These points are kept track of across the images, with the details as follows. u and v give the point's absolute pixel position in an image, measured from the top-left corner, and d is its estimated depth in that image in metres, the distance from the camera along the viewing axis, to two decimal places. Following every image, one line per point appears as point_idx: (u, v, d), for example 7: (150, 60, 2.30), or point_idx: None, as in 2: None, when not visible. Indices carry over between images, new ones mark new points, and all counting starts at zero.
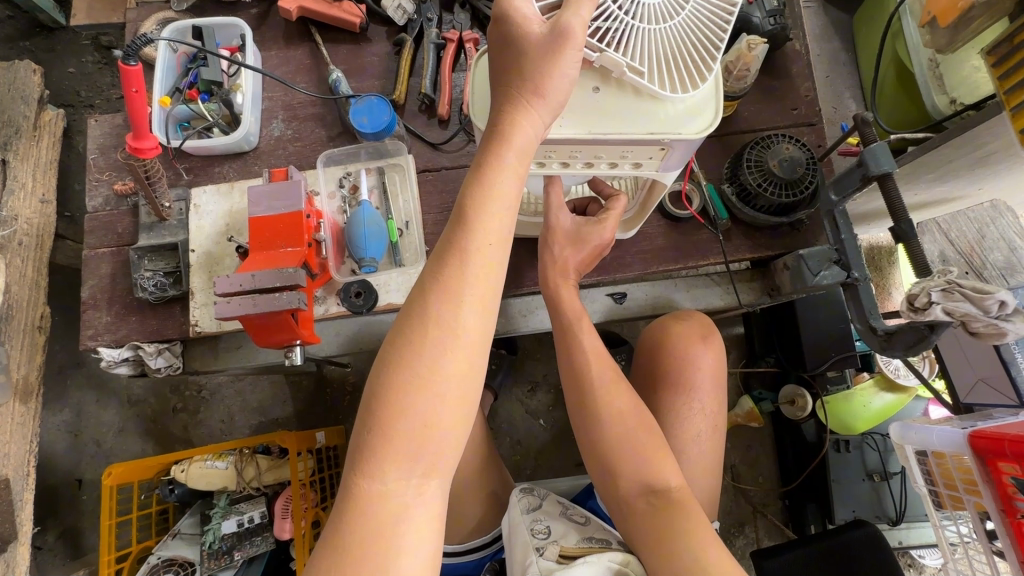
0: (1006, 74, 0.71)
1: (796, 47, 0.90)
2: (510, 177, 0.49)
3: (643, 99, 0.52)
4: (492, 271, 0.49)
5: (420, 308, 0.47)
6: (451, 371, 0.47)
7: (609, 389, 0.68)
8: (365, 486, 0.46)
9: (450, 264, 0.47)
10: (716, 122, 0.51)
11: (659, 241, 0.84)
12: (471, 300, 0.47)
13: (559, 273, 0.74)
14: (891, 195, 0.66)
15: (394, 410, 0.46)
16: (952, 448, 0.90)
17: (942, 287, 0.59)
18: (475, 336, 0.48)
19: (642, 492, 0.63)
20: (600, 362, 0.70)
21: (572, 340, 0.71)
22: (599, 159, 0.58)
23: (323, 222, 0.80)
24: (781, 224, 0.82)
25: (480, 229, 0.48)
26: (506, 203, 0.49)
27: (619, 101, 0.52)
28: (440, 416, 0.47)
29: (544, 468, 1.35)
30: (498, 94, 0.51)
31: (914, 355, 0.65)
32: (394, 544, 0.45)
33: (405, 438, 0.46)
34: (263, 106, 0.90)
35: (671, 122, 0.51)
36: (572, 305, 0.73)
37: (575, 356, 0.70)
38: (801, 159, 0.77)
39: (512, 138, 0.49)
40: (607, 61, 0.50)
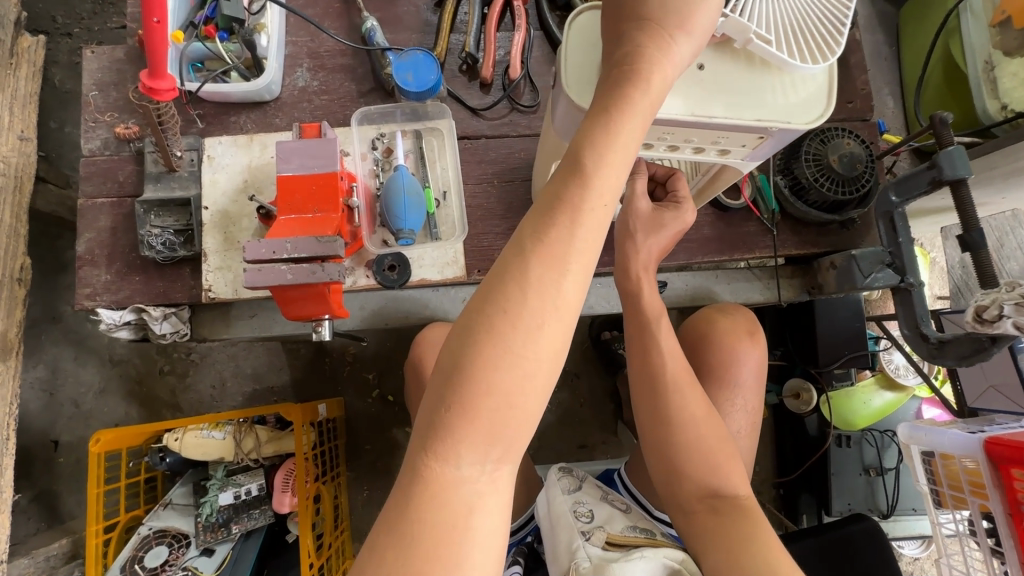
0: None
1: (856, 36, 0.87)
2: (637, 130, 0.43)
3: (757, 71, 0.48)
4: (599, 241, 0.43)
5: (522, 272, 0.41)
6: (549, 349, 0.42)
7: (684, 387, 0.65)
8: (437, 469, 0.43)
9: (562, 224, 0.42)
10: (828, 109, 0.47)
11: (706, 231, 0.81)
12: (579, 270, 0.42)
13: (643, 266, 0.69)
14: (963, 200, 0.64)
15: (482, 387, 0.42)
16: (962, 452, 0.93)
17: (1015, 301, 0.57)
18: (575, 308, 0.43)
19: (702, 496, 0.64)
20: (678, 364, 0.67)
21: (650, 339, 0.67)
22: (686, 143, 0.53)
23: (356, 186, 0.73)
24: (831, 222, 0.80)
25: (598, 186, 0.42)
26: (625, 162, 0.43)
27: (726, 78, 0.48)
28: (527, 397, 0.43)
29: (546, 450, 1.34)
30: (629, 25, 0.44)
31: (966, 365, 0.65)
32: (466, 539, 0.42)
33: (487, 419, 0.42)
34: (287, 51, 0.81)
35: (784, 106, 0.47)
36: (652, 300, 0.68)
37: (652, 350, 0.67)
38: (860, 156, 0.76)
39: (649, 83, 0.42)
40: (732, 27, 0.45)
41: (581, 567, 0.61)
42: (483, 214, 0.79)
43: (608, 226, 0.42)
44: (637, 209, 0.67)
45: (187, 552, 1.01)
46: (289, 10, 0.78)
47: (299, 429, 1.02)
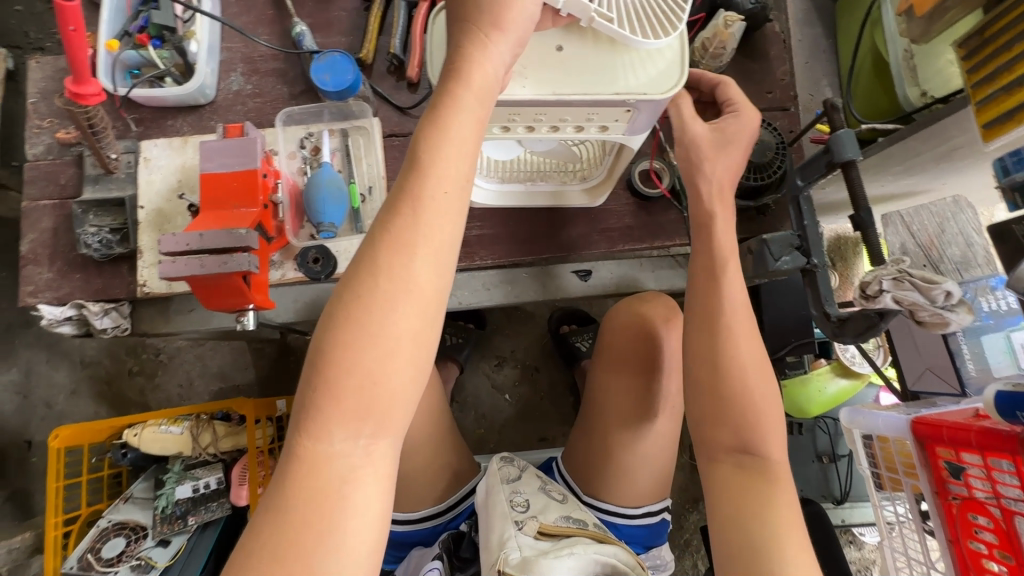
0: (975, 66, 0.73)
1: (775, 29, 0.89)
2: (471, 126, 0.47)
3: (604, 48, 0.50)
4: (447, 227, 0.46)
5: (369, 259, 0.46)
6: (404, 328, 0.45)
7: (738, 334, 0.60)
8: (310, 448, 0.45)
9: (406, 213, 0.46)
10: (681, 81, 0.50)
11: (627, 220, 0.84)
12: (427, 253, 0.46)
13: (719, 195, 0.67)
14: (854, 182, 0.67)
15: (344, 370, 0.45)
16: (895, 433, 0.93)
17: (893, 276, 0.60)
18: (429, 287, 0.46)
19: (731, 448, 0.58)
20: (740, 310, 0.62)
21: (718, 280, 0.63)
22: (564, 122, 0.56)
23: (280, 183, 0.77)
24: (747, 208, 0.82)
25: (436, 178, 0.46)
26: (468, 156, 0.47)
27: (582, 58, 0.50)
28: (389, 375, 0.45)
29: (506, 443, 1.36)
30: (456, 30, 0.48)
31: (865, 341, 0.67)
32: (339, 507, 0.44)
33: (353, 397, 0.45)
34: (221, 57, 0.85)
35: (642, 82, 0.50)
36: (726, 240, 0.65)
37: (718, 290, 0.62)
38: (769, 143, 0.79)
39: (470, 77, 0.46)
40: (574, 7, 0.47)
41: (510, 559, 0.64)
42: None
43: (449, 211, 0.46)
44: (693, 134, 0.67)
45: (144, 543, 1.05)
46: (221, 20, 0.82)
47: (251, 424, 1.05)
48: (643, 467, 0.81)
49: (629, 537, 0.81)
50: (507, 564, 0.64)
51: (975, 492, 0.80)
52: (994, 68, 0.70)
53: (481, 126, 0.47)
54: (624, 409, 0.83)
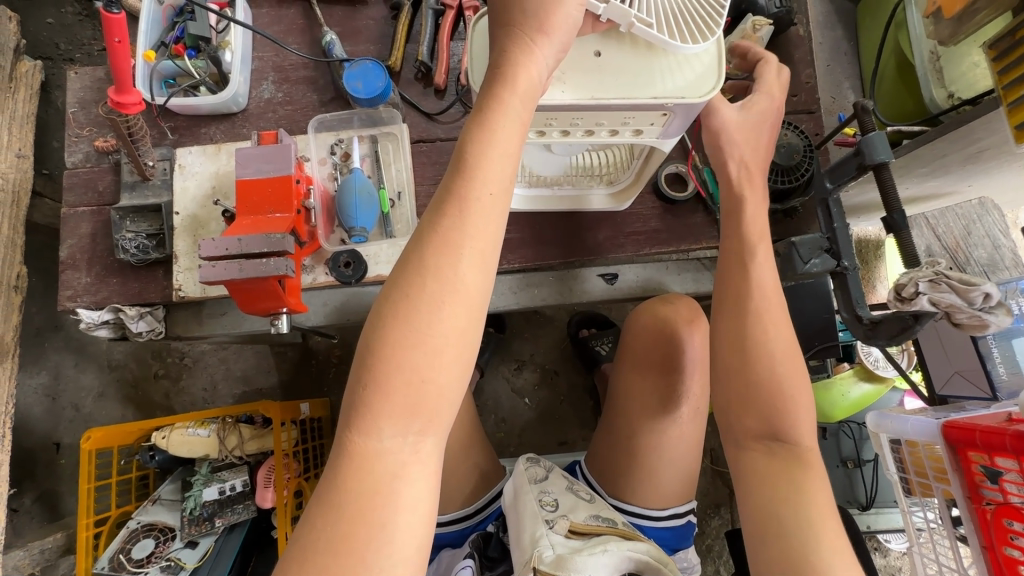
0: (1005, 68, 0.72)
1: (800, 32, 0.90)
2: (514, 128, 0.47)
3: (643, 54, 0.51)
4: (492, 227, 0.47)
5: (418, 259, 0.46)
6: (451, 326, 0.46)
7: (768, 319, 0.59)
8: (361, 443, 0.46)
9: (454, 213, 0.46)
10: (718, 85, 0.50)
11: (654, 223, 0.84)
12: (472, 253, 0.46)
13: (746, 177, 0.66)
14: (885, 185, 0.66)
15: (392, 365, 0.46)
16: (924, 438, 0.92)
17: (929, 278, 0.59)
18: (475, 288, 0.47)
19: (758, 435, 0.57)
20: (770, 295, 0.61)
21: (745, 265, 0.62)
22: (599, 127, 0.57)
23: (312, 189, 0.78)
24: (774, 211, 0.82)
25: (482, 179, 0.47)
26: (512, 156, 0.48)
27: (620, 63, 0.51)
28: (436, 372, 0.46)
29: (526, 447, 1.37)
30: (499, 34, 0.48)
31: (898, 344, 0.66)
32: (390, 501, 0.45)
33: (402, 395, 0.46)
34: (253, 66, 0.87)
35: (683, 87, 0.51)
36: (755, 221, 0.64)
37: (747, 273, 0.62)
38: (797, 146, 0.79)
39: (516, 81, 0.47)
40: (614, 12, 0.48)
41: (545, 557, 0.65)
42: None
43: (494, 215, 0.47)
44: (720, 121, 0.66)
45: (172, 544, 1.06)
46: (253, 29, 0.83)
47: (277, 427, 1.06)
48: (668, 468, 0.81)
49: (657, 539, 0.80)
50: (542, 562, 0.65)
51: (1010, 497, 0.78)
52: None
53: (524, 127, 0.48)
54: (647, 409, 0.82)
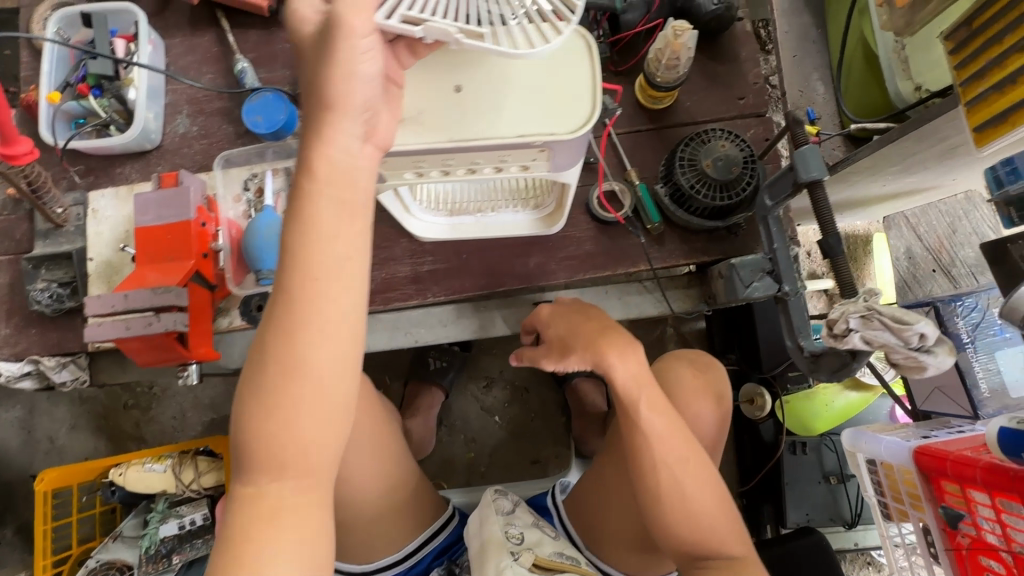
0: (963, 62, 0.64)
1: (747, 28, 0.83)
2: (334, 206, 0.42)
3: (509, 87, 0.46)
4: (348, 296, 0.43)
5: (267, 325, 0.44)
6: (309, 383, 0.44)
7: (665, 455, 0.62)
8: (242, 486, 0.46)
9: (292, 295, 0.43)
10: (596, 115, 0.45)
11: (589, 247, 0.79)
12: (324, 324, 0.43)
13: (597, 335, 0.67)
14: (820, 205, 0.60)
15: (259, 436, 0.45)
16: (899, 462, 0.85)
17: (860, 313, 0.53)
18: (333, 345, 0.44)
19: (691, 558, 0.61)
20: (668, 434, 0.62)
21: (631, 412, 0.63)
22: (479, 165, 0.51)
23: (221, 229, 0.75)
24: (716, 228, 0.76)
25: (320, 254, 0.42)
26: (354, 228, 0.43)
27: (483, 98, 0.46)
28: (303, 425, 0.44)
29: (499, 466, 1.33)
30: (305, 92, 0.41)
31: (842, 379, 0.60)
32: (271, 543, 0.45)
33: (269, 448, 0.45)
34: (166, 99, 0.84)
35: (557, 110, 0.45)
36: (628, 369, 0.64)
37: (637, 422, 0.63)
38: (736, 158, 0.72)
39: (317, 154, 0.41)
40: (434, 30, 0.39)
41: None
42: None
43: (341, 275, 0.43)
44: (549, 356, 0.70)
45: None
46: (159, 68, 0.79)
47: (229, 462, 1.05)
48: None
49: None
50: None
51: (985, 534, 0.71)
52: (981, 65, 0.61)
53: (347, 206, 0.42)
54: None
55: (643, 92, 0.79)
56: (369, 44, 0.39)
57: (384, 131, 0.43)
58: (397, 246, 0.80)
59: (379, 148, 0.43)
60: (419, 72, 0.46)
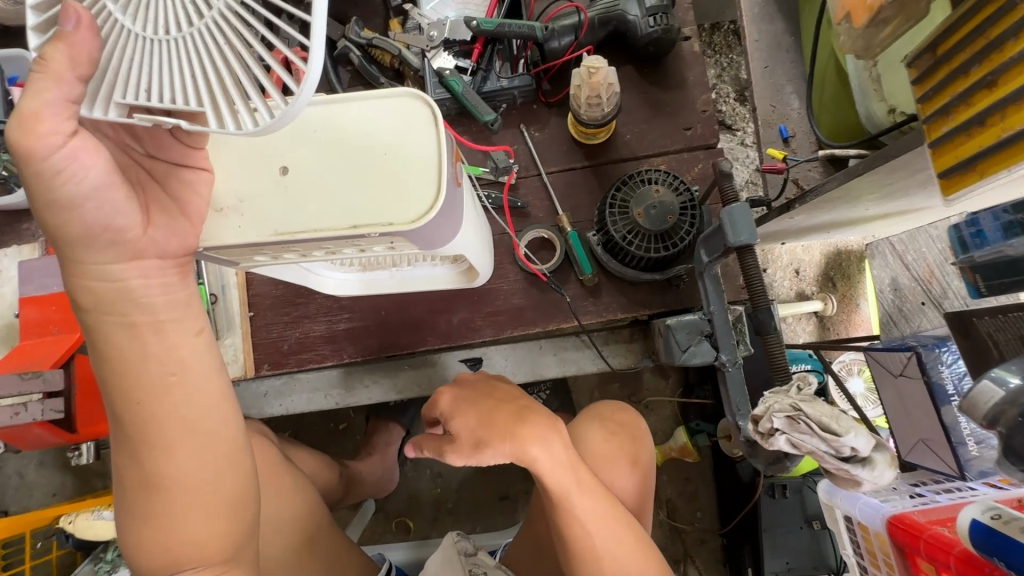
0: (926, 94, 0.55)
1: (694, 48, 0.74)
2: (127, 331, 0.38)
3: (342, 169, 0.39)
4: (197, 400, 0.40)
5: (124, 439, 0.40)
6: (191, 483, 0.41)
7: (610, 549, 0.55)
8: None
9: (121, 419, 0.39)
10: (441, 202, 0.37)
11: (517, 300, 0.72)
12: (173, 435, 0.40)
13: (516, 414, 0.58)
14: (750, 271, 0.52)
15: (150, 553, 0.42)
16: (874, 527, 0.76)
17: (787, 412, 0.44)
18: (210, 438, 0.41)
19: None
20: (609, 523, 0.55)
21: (566, 506, 0.55)
22: (331, 248, 0.44)
23: None
24: (655, 280, 0.69)
25: (154, 362, 0.39)
26: (180, 331, 0.40)
27: (312, 182, 0.39)
28: (196, 526, 0.41)
29: (466, 501, 1.27)
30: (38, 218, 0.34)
31: (777, 472, 0.52)
32: None
33: (169, 556, 0.41)
34: None
35: (396, 192, 0.38)
36: (555, 457, 0.55)
37: (575, 518, 0.55)
38: (672, 206, 0.63)
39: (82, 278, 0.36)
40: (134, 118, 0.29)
41: None
42: (269, 303, 0.73)
43: (193, 372, 0.40)
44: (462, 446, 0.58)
45: None
46: None
47: None
48: None
49: None
50: None
51: None
52: (946, 100, 0.52)
53: (140, 329, 0.38)
54: None
55: (575, 126, 0.71)
56: (71, 154, 0.31)
57: (162, 239, 0.37)
58: (312, 303, 0.73)
59: (162, 256, 0.38)
60: (242, 151, 0.40)
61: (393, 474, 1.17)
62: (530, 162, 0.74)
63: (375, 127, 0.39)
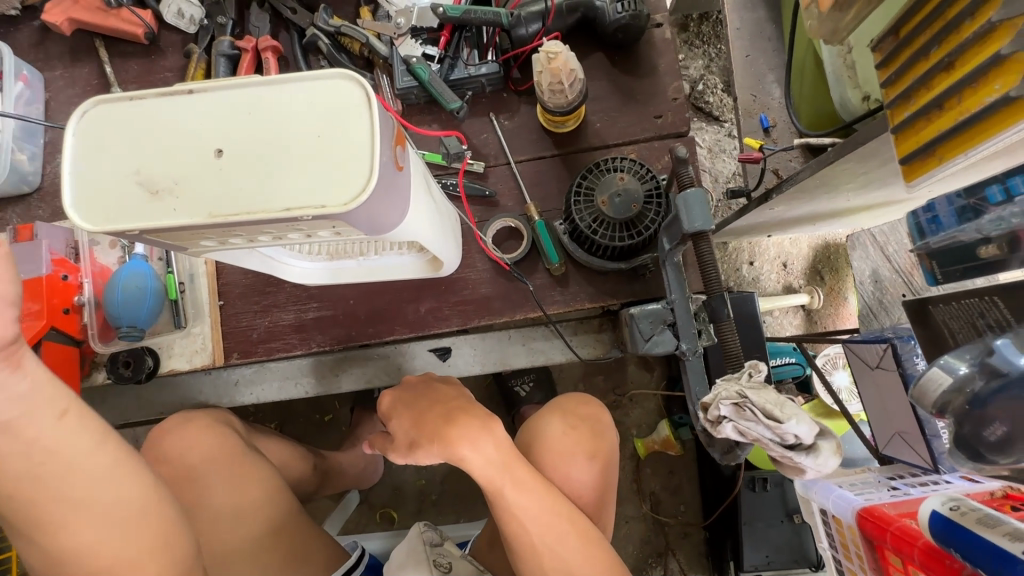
0: (890, 78, 0.54)
1: (666, 35, 0.73)
2: None
3: (276, 152, 0.38)
4: (90, 475, 0.43)
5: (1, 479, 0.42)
6: (89, 488, 0.43)
7: (543, 543, 0.57)
8: None
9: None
10: (372, 186, 0.37)
11: (485, 289, 0.71)
12: (74, 512, 0.42)
13: (453, 415, 0.63)
14: (705, 258, 0.51)
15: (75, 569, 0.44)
16: (845, 520, 0.76)
17: (733, 399, 0.44)
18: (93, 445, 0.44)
19: None
20: (542, 517, 0.58)
21: (500, 503, 0.58)
22: (273, 232, 0.44)
23: (85, 280, 0.70)
24: (623, 269, 0.68)
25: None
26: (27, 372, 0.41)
27: (245, 165, 0.39)
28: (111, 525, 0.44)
29: (450, 493, 1.27)
30: None
31: (732, 462, 0.52)
32: None
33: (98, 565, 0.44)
34: (46, 137, 0.79)
35: (327, 175, 0.38)
36: (485, 457, 0.59)
37: (509, 514, 0.58)
38: (637, 194, 0.63)
39: None
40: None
41: None
42: (239, 292, 0.74)
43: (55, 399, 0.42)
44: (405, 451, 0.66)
45: None
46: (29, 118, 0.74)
47: None
48: None
49: None
50: None
51: None
52: (908, 83, 0.51)
53: None
54: None
55: (543, 114, 0.71)
56: None
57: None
58: (281, 291, 0.74)
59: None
60: (178, 133, 0.40)
61: (376, 465, 1.18)
62: (499, 150, 0.73)
63: (308, 109, 0.38)
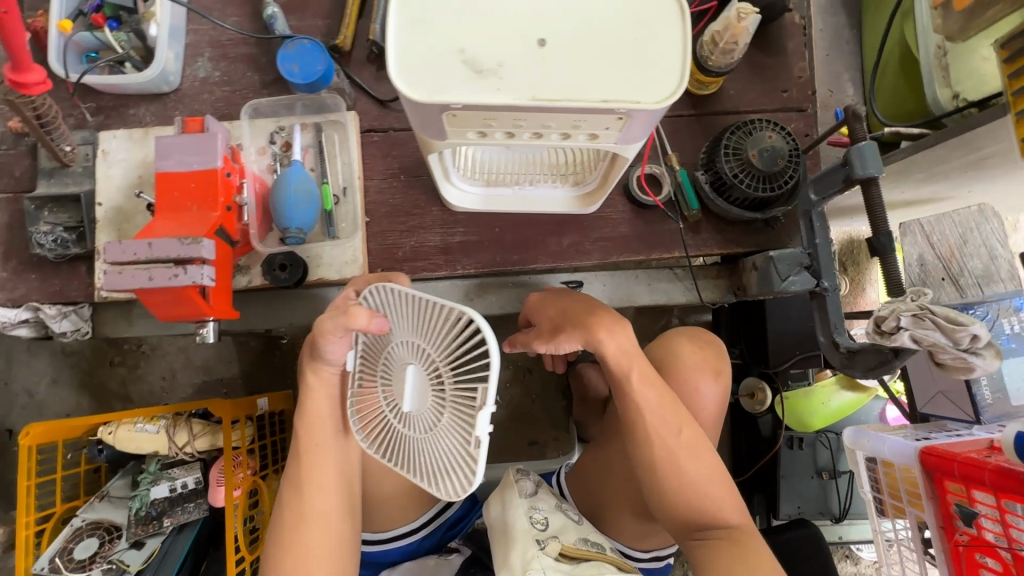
0: (1016, 71, 0.64)
1: (795, 20, 0.82)
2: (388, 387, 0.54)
3: (597, 49, 0.43)
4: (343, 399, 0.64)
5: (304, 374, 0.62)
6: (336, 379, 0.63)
7: (665, 433, 0.64)
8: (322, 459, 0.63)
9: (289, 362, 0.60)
10: (682, 88, 0.43)
11: (623, 229, 0.77)
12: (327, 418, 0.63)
13: (589, 310, 0.68)
14: (873, 201, 0.60)
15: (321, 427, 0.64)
16: (902, 461, 0.86)
17: (913, 312, 0.53)
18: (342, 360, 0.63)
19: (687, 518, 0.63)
20: (665, 410, 0.65)
21: (627, 392, 0.65)
22: (548, 128, 0.47)
23: (245, 182, 0.71)
24: (754, 220, 0.76)
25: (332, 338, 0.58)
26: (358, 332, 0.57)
27: (567, 57, 0.43)
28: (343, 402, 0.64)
29: (497, 443, 1.33)
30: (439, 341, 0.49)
31: (877, 375, 0.63)
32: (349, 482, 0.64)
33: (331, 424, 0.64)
34: (187, 39, 0.79)
35: (642, 75, 0.43)
36: (614, 349, 0.65)
37: (637, 405, 0.65)
38: (782, 150, 0.71)
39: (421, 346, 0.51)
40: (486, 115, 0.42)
41: None
42: (388, 211, 0.76)
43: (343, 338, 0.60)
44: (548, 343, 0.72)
45: (117, 544, 1.02)
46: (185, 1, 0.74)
47: (228, 427, 0.93)
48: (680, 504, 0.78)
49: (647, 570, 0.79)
50: None
51: (984, 532, 0.74)
52: None
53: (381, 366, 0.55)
54: None
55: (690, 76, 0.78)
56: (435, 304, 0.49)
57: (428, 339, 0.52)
58: (428, 215, 0.76)
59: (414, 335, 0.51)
60: (501, 19, 0.44)
61: None
62: None
63: (627, 18, 0.44)
